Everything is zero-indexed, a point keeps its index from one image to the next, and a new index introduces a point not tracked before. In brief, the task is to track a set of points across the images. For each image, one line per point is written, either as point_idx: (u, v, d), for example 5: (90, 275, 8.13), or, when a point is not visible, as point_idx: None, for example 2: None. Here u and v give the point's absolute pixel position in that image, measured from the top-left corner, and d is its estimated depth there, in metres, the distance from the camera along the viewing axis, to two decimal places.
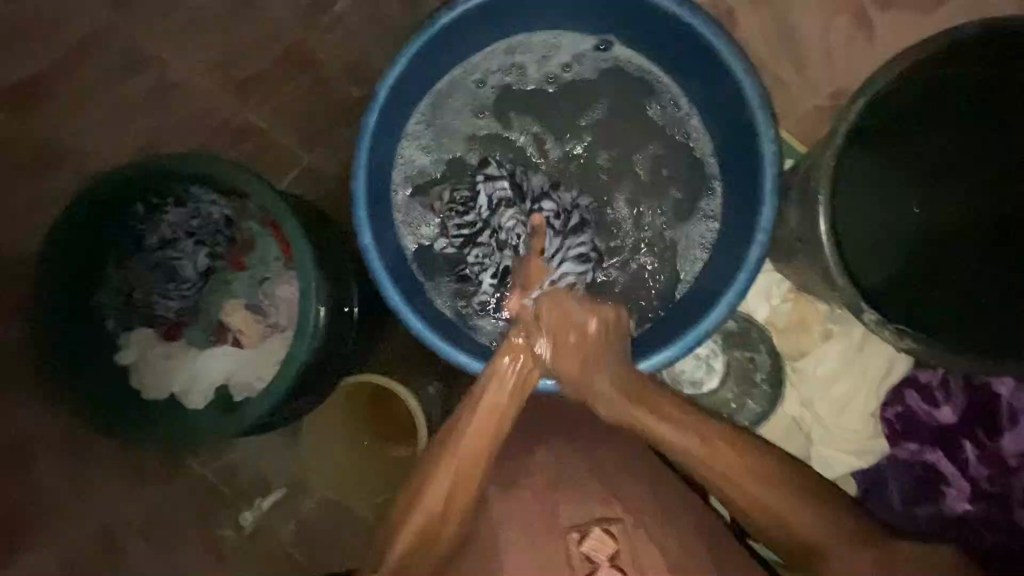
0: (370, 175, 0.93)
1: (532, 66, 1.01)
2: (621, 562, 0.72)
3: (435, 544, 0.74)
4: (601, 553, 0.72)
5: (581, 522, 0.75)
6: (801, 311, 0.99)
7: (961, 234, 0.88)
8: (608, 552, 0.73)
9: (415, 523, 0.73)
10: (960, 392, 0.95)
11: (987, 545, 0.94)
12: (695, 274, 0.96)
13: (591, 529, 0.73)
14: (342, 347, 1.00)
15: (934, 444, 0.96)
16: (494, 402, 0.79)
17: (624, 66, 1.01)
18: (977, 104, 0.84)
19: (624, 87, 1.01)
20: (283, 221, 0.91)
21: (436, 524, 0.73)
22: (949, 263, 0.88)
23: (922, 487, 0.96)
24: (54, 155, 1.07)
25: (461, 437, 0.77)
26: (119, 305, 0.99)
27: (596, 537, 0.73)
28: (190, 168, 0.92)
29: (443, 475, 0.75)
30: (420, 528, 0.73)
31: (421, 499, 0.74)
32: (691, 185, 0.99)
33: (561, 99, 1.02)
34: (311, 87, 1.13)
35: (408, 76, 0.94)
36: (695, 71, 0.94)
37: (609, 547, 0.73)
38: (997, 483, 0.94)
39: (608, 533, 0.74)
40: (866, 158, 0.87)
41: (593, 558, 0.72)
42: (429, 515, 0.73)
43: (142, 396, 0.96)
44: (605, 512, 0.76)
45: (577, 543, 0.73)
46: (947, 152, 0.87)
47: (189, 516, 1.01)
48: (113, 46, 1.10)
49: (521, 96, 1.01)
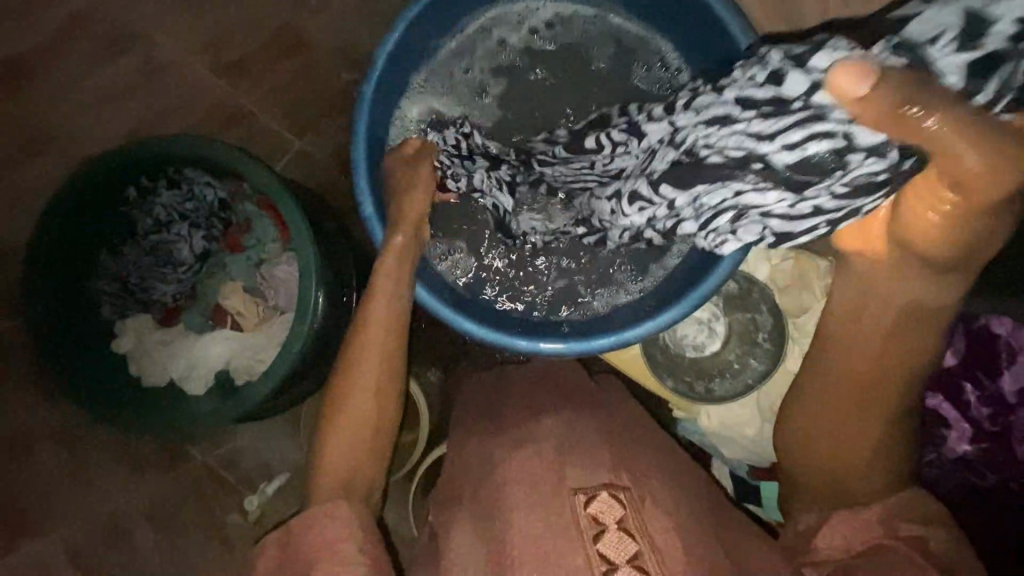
0: (371, 157, 0.83)
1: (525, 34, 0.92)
2: (630, 524, 0.61)
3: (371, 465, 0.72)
4: (609, 514, 0.62)
5: (591, 484, 0.65)
6: (801, 269, 0.87)
7: None
8: (618, 514, 0.62)
9: (339, 452, 0.70)
10: (959, 333, 0.84)
11: (989, 486, 0.84)
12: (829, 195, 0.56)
13: (599, 491, 0.63)
14: (341, 332, 1.01)
15: (933, 388, 0.85)
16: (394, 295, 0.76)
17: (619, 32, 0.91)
18: None
19: (623, 52, 0.91)
20: (282, 202, 0.89)
21: (351, 475, 0.70)
22: None
23: (922, 432, 0.86)
24: (47, 144, 1.08)
25: (347, 398, 0.72)
26: (115, 291, 1.02)
27: (604, 500, 0.63)
28: (181, 148, 0.90)
29: (339, 446, 0.70)
30: (348, 449, 0.70)
31: (327, 466, 0.69)
32: None
33: (559, 68, 0.91)
34: (300, 69, 1.10)
35: (406, 43, 0.85)
36: (688, 32, 0.85)
37: (618, 509, 0.62)
38: (999, 422, 0.82)
39: (617, 496, 0.63)
40: None
41: (601, 519, 0.61)
42: (355, 439, 0.71)
43: (143, 381, 1.00)
44: (613, 479, 0.65)
45: (585, 504, 0.63)
46: None
47: (191, 504, 1.08)
48: (95, 29, 1.09)
49: (514, 67, 0.91)
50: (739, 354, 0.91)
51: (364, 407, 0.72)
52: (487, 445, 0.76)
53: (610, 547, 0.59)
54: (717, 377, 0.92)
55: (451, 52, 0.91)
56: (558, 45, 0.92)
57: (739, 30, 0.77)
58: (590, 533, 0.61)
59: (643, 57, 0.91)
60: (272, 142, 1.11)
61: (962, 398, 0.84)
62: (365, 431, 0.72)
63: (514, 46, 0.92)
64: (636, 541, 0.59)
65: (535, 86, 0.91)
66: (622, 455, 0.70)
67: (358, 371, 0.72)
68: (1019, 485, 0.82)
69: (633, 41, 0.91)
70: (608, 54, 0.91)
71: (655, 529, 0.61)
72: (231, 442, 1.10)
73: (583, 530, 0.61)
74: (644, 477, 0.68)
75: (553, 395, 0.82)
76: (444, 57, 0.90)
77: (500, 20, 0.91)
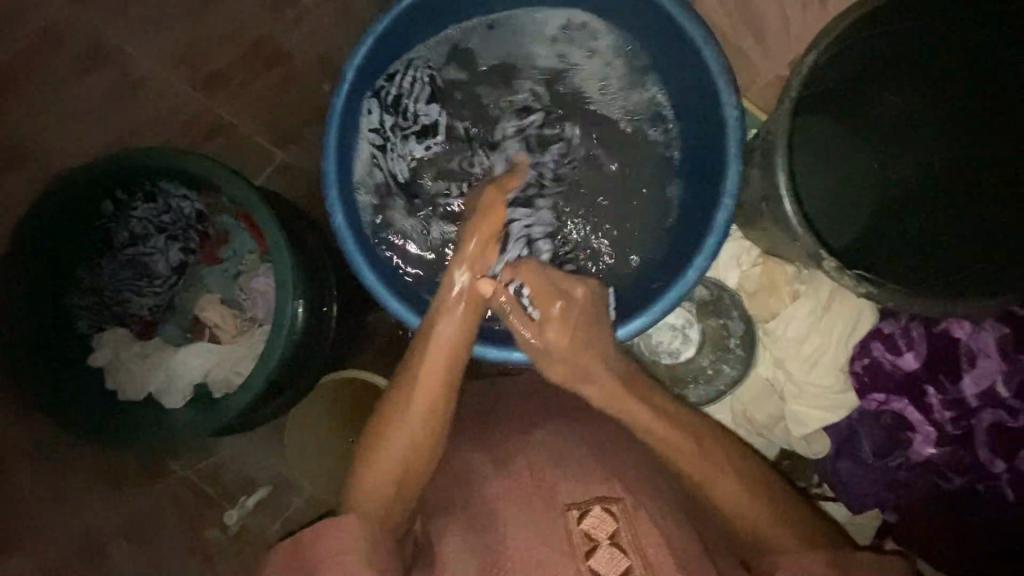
0: (341, 169, 0.83)
1: (478, 45, 0.92)
2: (622, 539, 0.60)
3: (407, 496, 0.71)
4: (601, 530, 0.60)
5: (583, 499, 0.64)
6: (769, 275, 0.89)
7: (955, 189, 0.79)
8: (610, 528, 0.61)
9: (383, 478, 0.70)
10: (922, 338, 0.84)
11: (954, 487, 0.84)
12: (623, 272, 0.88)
13: (592, 506, 0.62)
14: (319, 345, 1.01)
15: (900, 392, 0.85)
16: (451, 349, 0.74)
17: (573, 41, 0.92)
18: (969, 56, 0.76)
19: (580, 58, 0.91)
20: (256, 213, 0.89)
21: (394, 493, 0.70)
22: (941, 225, 0.79)
23: (890, 435, 0.86)
24: (24, 160, 1.08)
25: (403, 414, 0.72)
26: (92, 305, 1.02)
27: (597, 515, 0.61)
28: (159, 162, 0.91)
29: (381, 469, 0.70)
30: (392, 476, 0.70)
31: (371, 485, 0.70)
32: (640, 156, 0.90)
33: (501, 78, 0.92)
34: (278, 81, 1.10)
35: (377, 55, 0.85)
36: (653, 40, 0.86)
37: (611, 524, 0.61)
38: (961, 425, 0.83)
39: (610, 510, 0.62)
40: (835, 123, 0.80)
41: (593, 535, 0.60)
42: (398, 466, 0.71)
43: (119, 396, 0.99)
44: (607, 492, 0.64)
45: (577, 520, 0.61)
46: (902, 111, 0.80)
47: (172, 517, 1.08)
48: (73, 45, 1.09)
49: (475, 78, 0.92)
50: (712, 359, 0.92)
51: (407, 440, 0.71)
52: (469, 461, 0.76)
53: (602, 563, 0.58)
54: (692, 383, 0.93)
55: (411, 66, 0.90)
56: (507, 56, 0.92)
57: (703, 41, 0.77)
58: (582, 549, 0.59)
59: (589, 65, 0.91)
60: (251, 153, 1.11)
61: (923, 400, 0.84)
62: (409, 463, 0.71)
63: (463, 58, 0.92)
64: (628, 557, 0.58)
65: (499, 94, 0.91)
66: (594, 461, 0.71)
67: (407, 412, 0.72)
68: (982, 487, 0.84)
69: (586, 51, 0.91)
70: (559, 64, 0.92)
71: (648, 542, 0.60)
72: (211, 455, 1.11)
73: (575, 547, 0.60)
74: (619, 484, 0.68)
75: (545, 404, 0.81)
76: (400, 66, 0.90)
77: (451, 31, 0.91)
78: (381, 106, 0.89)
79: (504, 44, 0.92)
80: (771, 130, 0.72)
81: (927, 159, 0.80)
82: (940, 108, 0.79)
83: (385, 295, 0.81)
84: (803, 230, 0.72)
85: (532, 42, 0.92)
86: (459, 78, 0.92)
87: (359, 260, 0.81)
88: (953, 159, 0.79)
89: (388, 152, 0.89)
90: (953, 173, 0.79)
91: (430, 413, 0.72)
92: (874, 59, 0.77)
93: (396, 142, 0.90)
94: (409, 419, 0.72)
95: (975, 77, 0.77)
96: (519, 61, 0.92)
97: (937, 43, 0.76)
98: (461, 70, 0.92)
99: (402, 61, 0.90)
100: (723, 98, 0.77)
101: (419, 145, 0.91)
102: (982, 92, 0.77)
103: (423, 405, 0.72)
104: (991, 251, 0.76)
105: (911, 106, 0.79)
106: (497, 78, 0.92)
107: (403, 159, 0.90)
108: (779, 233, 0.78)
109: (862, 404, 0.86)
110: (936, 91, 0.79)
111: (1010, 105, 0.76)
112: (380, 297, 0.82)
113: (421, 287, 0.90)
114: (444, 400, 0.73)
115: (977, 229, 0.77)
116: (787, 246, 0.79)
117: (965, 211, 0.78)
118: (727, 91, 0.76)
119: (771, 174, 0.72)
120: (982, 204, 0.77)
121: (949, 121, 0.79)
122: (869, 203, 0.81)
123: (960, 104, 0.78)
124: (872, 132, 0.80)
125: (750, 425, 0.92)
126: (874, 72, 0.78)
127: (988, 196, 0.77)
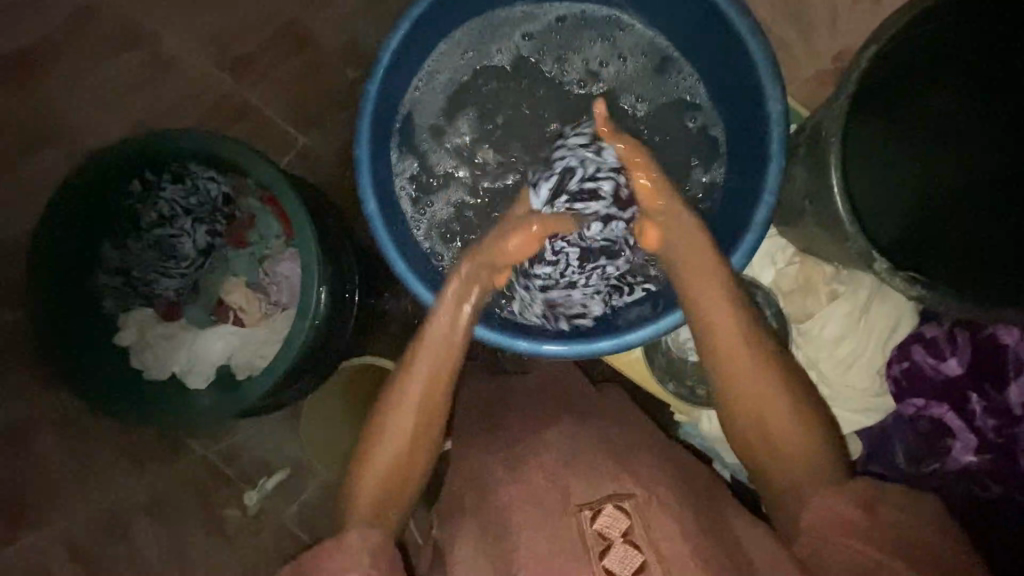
0: (374, 155, 0.83)
1: (523, 35, 0.91)
2: (636, 536, 0.60)
3: (405, 489, 0.69)
4: (615, 528, 0.61)
5: (595, 499, 0.64)
6: (805, 274, 0.87)
7: (967, 198, 0.77)
8: (624, 526, 0.61)
9: (380, 470, 0.68)
10: (967, 344, 0.83)
11: (991, 498, 0.83)
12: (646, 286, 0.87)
13: (604, 505, 0.62)
14: (343, 331, 1.01)
15: (939, 398, 0.84)
16: (449, 343, 0.73)
17: (620, 32, 0.90)
18: (982, 61, 0.73)
19: (614, 51, 0.90)
20: (285, 196, 0.88)
21: (388, 493, 0.68)
22: (964, 231, 0.77)
23: (930, 442, 0.84)
24: (52, 138, 1.08)
25: (394, 418, 0.70)
26: (119, 284, 1.03)
27: (609, 514, 0.62)
28: (190, 143, 0.90)
29: (374, 475, 0.68)
30: (386, 469, 0.68)
31: (363, 485, 0.68)
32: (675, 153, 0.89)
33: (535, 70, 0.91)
34: (307, 67, 1.09)
35: (413, 41, 0.84)
36: (694, 32, 0.84)
37: (624, 521, 0.61)
38: (1003, 434, 0.82)
39: (623, 508, 0.62)
40: (862, 126, 0.76)
41: (607, 534, 0.61)
42: (397, 455, 0.69)
43: (144, 375, 0.99)
44: (617, 490, 0.65)
45: (590, 519, 0.62)
46: (927, 113, 0.76)
47: (192, 498, 1.09)
48: (102, 23, 1.09)
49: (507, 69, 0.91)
50: None
51: (402, 440, 0.69)
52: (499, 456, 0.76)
53: (616, 562, 0.58)
54: None
55: (444, 57, 0.90)
56: (555, 47, 0.91)
57: (747, 30, 0.75)
58: (596, 548, 0.60)
59: (631, 58, 0.90)
60: (279, 137, 1.10)
61: (965, 407, 0.83)
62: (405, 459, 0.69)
63: (510, 50, 0.91)
64: (642, 553, 0.58)
65: (531, 87, 0.91)
66: (627, 461, 0.70)
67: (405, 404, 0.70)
68: (1021, 496, 0.82)
69: (634, 39, 0.90)
70: (608, 53, 0.90)
71: (662, 538, 0.60)
72: (233, 436, 1.11)
73: (589, 546, 0.60)
74: (652, 484, 0.67)
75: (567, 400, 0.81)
76: (448, 58, 0.90)
77: (494, 20, 0.90)
78: (429, 108, 0.91)
79: (553, 34, 0.91)
80: (821, 126, 0.71)
81: (918, 169, 0.78)
82: (942, 119, 0.76)
83: (415, 284, 0.81)
84: (853, 231, 0.70)
85: (582, 33, 0.91)
86: (504, 71, 0.91)
87: (390, 248, 0.81)
88: (947, 170, 0.77)
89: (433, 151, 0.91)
90: (966, 180, 0.77)
91: (423, 417, 0.70)
92: (913, 57, 0.72)
93: (428, 132, 0.91)
94: (407, 412, 0.70)
95: (976, 86, 0.74)
96: (553, 54, 0.91)
97: (961, 41, 0.72)
98: (506, 64, 0.91)
99: (450, 55, 0.90)
100: (767, 91, 0.75)
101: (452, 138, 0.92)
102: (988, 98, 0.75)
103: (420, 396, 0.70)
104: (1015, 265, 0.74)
105: (924, 113, 0.76)
106: (544, 69, 0.91)
107: (470, 173, 0.91)
108: (820, 233, 0.77)
109: (899, 408, 0.85)
110: (942, 95, 0.76)
111: (1012, 114, 0.74)
112: (408, 285, 0.81)
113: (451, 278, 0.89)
114: (445, 394, 0.72)
115: (974, 237, 0.76)
116: (829, 245, 0.78)
117: (959, 220, 0.77)
118: (772, 85, 0.74)
119: (821, 172, 0.70)
120: (979, 213, 0.77)
121: (946, 130, 0.77)
122: (879, 218, 0.79)
123: (960, 113, 0.76)
124: (883, 141, 0.77)
125: None
126: (908, 70, 0.73)
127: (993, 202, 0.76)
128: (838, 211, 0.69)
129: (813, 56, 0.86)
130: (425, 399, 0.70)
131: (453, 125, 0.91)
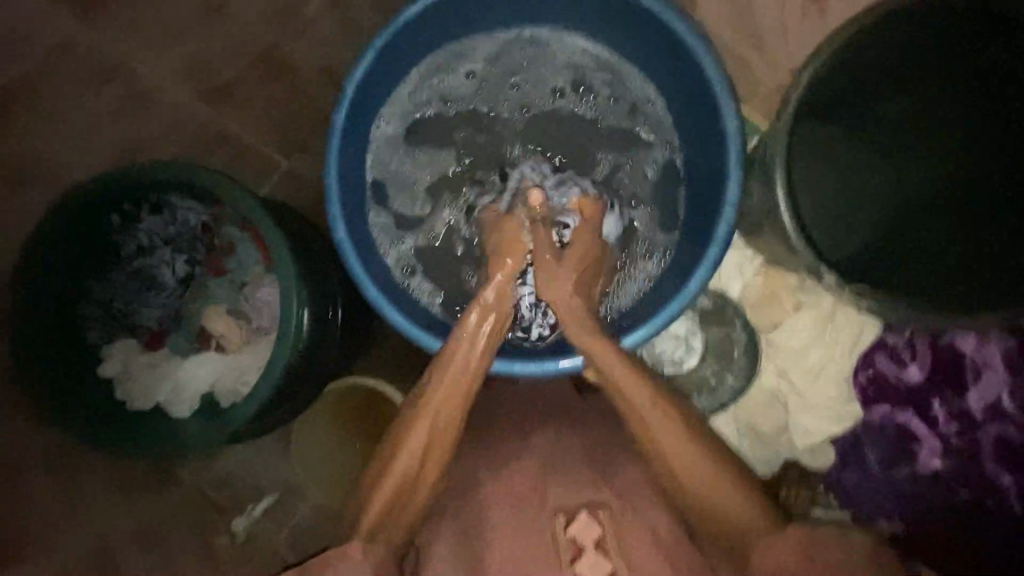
0: (343, 181, 0.84)
1: (486, 59, 0.93)
2: (608, 543, 0.62)
3: (409, 512, 0.70)
4: (587, 535, 0.62)
5: (569, 505, 0.66)
6: (772, 285, 0.88)
7: (949, 208, 0.80)
8: (597, 533, 0.62)
9: (395, 479, 0.68)
10: (926, 349, 0.85)
11: (962, 502, 0.85)
12: (643, 288, 0.88)
13: (579, 512, 0.64)
14: (324, 355, 1.01)
15: (905, 404, 0.85)
16: (468, 374, 0.72)
17: (574, 59, 0.92)
18: (983, 64, 0.76)
19: (581, 71, 0.92)
20: (260, 224, 0.88)
21: (396, 508, 0.69)
22: (953, 234, 0.80)
23: (899, 448, 0.86)
24: (30, 173, 1.10)
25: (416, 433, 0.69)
26: (100, 317, 1.03)
27: (584, 520, 0.63)
28: (162, 178, 0.91)
29: (383, 492, 0.68)
30: (399, 485, 0.68)
31: (370, 501, 0.68)
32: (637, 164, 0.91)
33: (499, 93, 0.93)
34: (283, 93, 1.11)
35: (377, 71, 0.85)
36: (652, 53, 0.86)
37: (596, 529, 0.63)
38: (966, 438, 0.84)
39: (596, 515, 0.64)
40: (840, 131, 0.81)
41: (580, 540, 0.62)
42: (412, 470, 0.69)
43: (127, 406, 1.00)
44: (594, 496, 0.66)
45: (564, 526, 0.63)
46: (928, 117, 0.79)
47: (179, 527, 1.09)
48: (79, 60, 1.11)
49: (474, 93, 0.93)
50: (716, 369, 0.91)
51: (418, 456, 0.69)
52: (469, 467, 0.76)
53: (587, 568, 0.60)
54: (695, 393, 0.91)
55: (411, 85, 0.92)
56: (512, 76, 0.93)
57: (699, 48, 0.77)
58: (568, 555, 0.62)
59: (596, 78, 0.92)
60: (258, 163, 1.11)
61: (929, 413, 0.85)
62: (410, 484, 0.69)
63: (474, 81, 0.93)
64: (612, 560, 0.61)
65: (495, 109, 0.93)
66: (598, 468, 0.71)
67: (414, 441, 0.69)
68: (990, 500, 0.84)
69: (590, 63, 0.92)
70: (565, 78, 0.93)
71: (631, 545, 0.63)
72: (218, 463, 1.12)
73: (561, 554, 0.62)
74: (624, 494, 0.68)
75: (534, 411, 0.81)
76: (414, 85, 0.92)
77: (459, 46, 0.92)
78: (397, 133, 0.92)
79: (517, 57, 0.93)
80: (770, 142, 0.73)
81: (911, 166, 0.80)
82: (942, 110, 0.78)
83: (385, 306, 0.82)
84: (803, 244, 0.73)
85: (538, 62, 0.93)
86: (471, 92, 0.93)
87: (361, 273, 0.82)
88: (949, 168, 0.79)
89: (401, 177, 0.92)
90: (959, 175, 0.79)
91: (444, 432, 0.70)
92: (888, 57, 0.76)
93: (396, 154, 0.92)
94: (431, 421, 0.70)
95: (979, 88, 0.77)
96: (522, 76, 0.93)
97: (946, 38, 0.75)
98: (473, 85, 0.93)
99: (412, 86, 0.92)
100: (724, 110, 0.76)
101: (423, 161, 0.93)
102: (988, 97, 0.77)
103: (433, 424, 0.70)
104: (973, 273, 0.78)
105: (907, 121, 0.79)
106: (506, 95, 0.93)
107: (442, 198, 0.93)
108: (778, 242, 0.78)
109: (868, 416, 0.86)
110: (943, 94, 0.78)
111: (1011, 114, 0.76)
112: (378, 305, 0.82)
113: (423, 299, 0.91)
114: (454, 425, 0.70)
115: (972, 236, 0.79)
116: (787, 256, 0.80)
117: (961, 218, 0.79)
118: (726, 100, 0.76)
119: (771, 184, 0.73)
120: (981, 213, 0.79)
121: (954, 121, 0.78)
122: (860, 215, 0.81)
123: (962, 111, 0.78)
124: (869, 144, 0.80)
125: (754, 434, 0.90)
126: (875, 73, 0.78)
127: (984, 205, 0.79)
128: (786, 223, 0.72)
129: (773, 69, 0.88)
130: (448, 413, 0.70)
131: (422, 149, 0.93)
